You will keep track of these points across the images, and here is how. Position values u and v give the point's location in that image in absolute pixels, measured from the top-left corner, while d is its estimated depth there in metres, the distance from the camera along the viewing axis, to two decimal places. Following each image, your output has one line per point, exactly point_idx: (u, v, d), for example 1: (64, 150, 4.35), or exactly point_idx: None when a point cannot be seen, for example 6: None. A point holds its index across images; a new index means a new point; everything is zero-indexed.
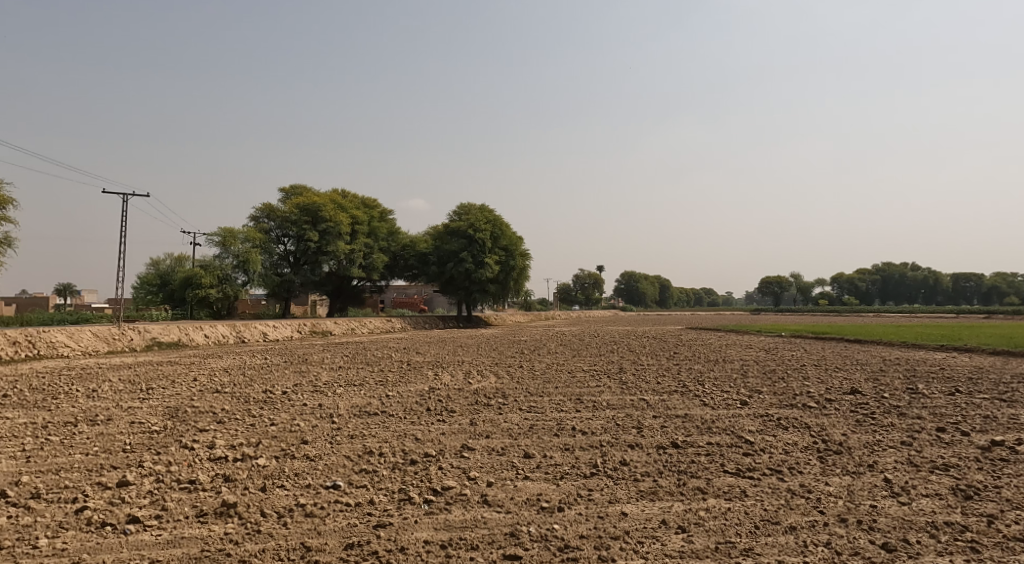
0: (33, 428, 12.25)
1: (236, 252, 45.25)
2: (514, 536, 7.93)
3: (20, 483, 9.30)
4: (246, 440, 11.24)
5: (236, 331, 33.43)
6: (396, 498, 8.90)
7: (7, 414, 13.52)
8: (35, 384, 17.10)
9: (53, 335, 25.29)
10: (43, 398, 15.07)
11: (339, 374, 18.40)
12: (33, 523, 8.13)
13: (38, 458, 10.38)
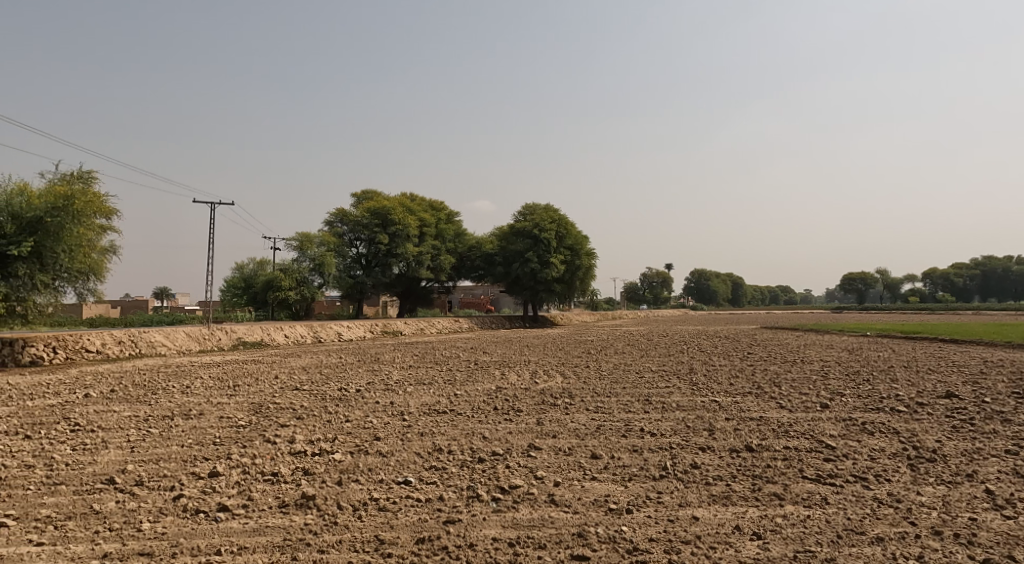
0: (134, 420, 12.76)
1: (313, 255, 46.54)
2: (583, 537, 7.70)
3: (124, 471, 9.65)
4: (324, 436, 11.37)
5: (313, 331, 34.17)
6: (465, 495, 8.80)
7: (112, 406, 14.17)
8: (135, 380, 17.91)
9: (151, 334, 26.47)
10: (143, 393, 15.73)
11: (411, 373, 18.52)
12: (137, 508, 8.40)
13: (140, 448, 10.77)
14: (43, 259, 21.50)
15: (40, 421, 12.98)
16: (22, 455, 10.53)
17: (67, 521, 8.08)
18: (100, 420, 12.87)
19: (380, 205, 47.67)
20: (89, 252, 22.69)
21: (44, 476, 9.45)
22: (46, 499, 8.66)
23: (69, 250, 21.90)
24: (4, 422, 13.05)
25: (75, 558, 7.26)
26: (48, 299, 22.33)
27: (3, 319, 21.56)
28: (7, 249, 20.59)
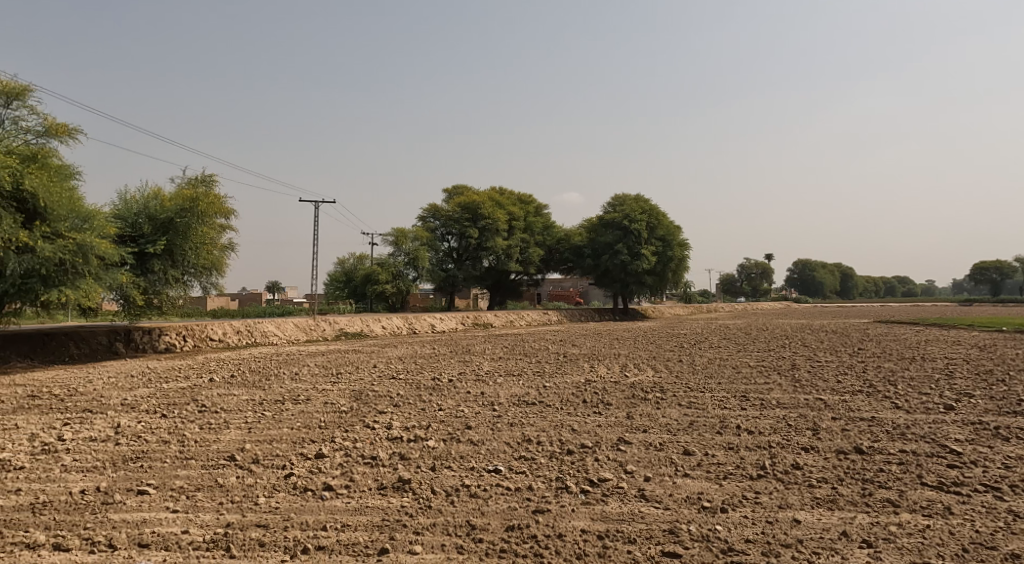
0: (251, 403, 13.24)
1: (408, 250, 47.50)
2: (674, 534, 7.26)
3: (244, 449, 9.98)
4: (418, 423, 11.35)
5: (409, 323, 34.67)
6: (554, 485, 8.49)
7: (231, 390, 14.81)
8: (250, 367, 18.68)
9: (264, 325, 27.67)
10: (258, 378, 16.37)
11: (501, 364, 18.41)
12: (254, 484, 8.65)
13: (256, 429, 11.14)
14: (174, 257, 22.76)
15: (172, 401, 13.74)
16: (159, 431, 11.17)
17: (197, 491, 8.44)
18: (223, 402, 13.45)
19: (471, 198, 48.04)
20: (213, 250, 23.77)
21: (177, 451, 9.96)
22: (179, 471, 9.10)
23: (195, 248, 23.02)
24: (142, 402, 13.91)
25: (204, 525, 7.54)
26: (180, 293, 23.38)
27: (140, 313, 22.71)
28: (144, 248, 22.00)
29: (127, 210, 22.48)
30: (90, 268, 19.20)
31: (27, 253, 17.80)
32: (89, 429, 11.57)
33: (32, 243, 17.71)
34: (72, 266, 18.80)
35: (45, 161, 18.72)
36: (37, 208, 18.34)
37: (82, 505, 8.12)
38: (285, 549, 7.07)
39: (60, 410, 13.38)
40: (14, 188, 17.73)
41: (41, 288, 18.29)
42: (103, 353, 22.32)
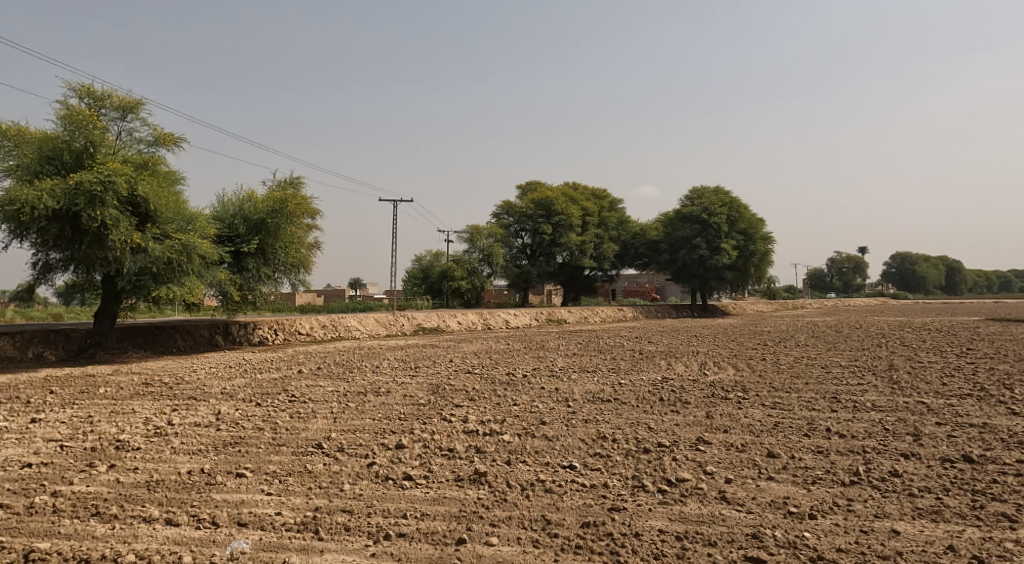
0: (336, 394, 13.30)
1: (482, 247, 47.55)
2: (758, 539, 6.68)
3: (331, 438, 9.98)
4: (493, 417, 11.05)
5: (483, 319, 34.55)
6: (630, 484, 7.99)
7: (316, 381, 14.99)
8: (335, 359, 18.90)
9: (347, 319, 28.11)
10: (342, 370, 16.54)
11: (576, 360, 17.97)
12: (340, 471, 8.57)
13: (341, 419, 11.14)
14: (266, 254, 23.35)
15: (265, 391, 14.00)
16: (255, 419, 11.38)
17: (288, 476, 8.48)
18: (311, 392, 13.59)
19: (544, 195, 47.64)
20: (301, 248, 24.24)
21: (271, 438, 10.09)
22: (272, 457, 9.21)
23: (285, 247, 23.52)
24: (239, 390, 14.28)
25: (295, 508, 7.52)
26: (271, 289, 23.95)
27: (237, 308, 23.22)
28: (240, 248, 22.69)
29: (225, 212, 23.35)
30: (193, 266, 19.87)
31: (140, 253, 18.72)
32: (194, 415, 11.92)
33: (145, 244, 18.56)
34: (178, 265, 19.51)
35: (155, 168, 19.46)
36: (149, 211, 19.05)
37: (189, 485, 8.33)
38: (368, 534, 6.91)
39: (170, 396, 13.92)
40: (129, 195, 18.41)
41: (154, 284, 19.19)
42: (206, 344, 23.20)
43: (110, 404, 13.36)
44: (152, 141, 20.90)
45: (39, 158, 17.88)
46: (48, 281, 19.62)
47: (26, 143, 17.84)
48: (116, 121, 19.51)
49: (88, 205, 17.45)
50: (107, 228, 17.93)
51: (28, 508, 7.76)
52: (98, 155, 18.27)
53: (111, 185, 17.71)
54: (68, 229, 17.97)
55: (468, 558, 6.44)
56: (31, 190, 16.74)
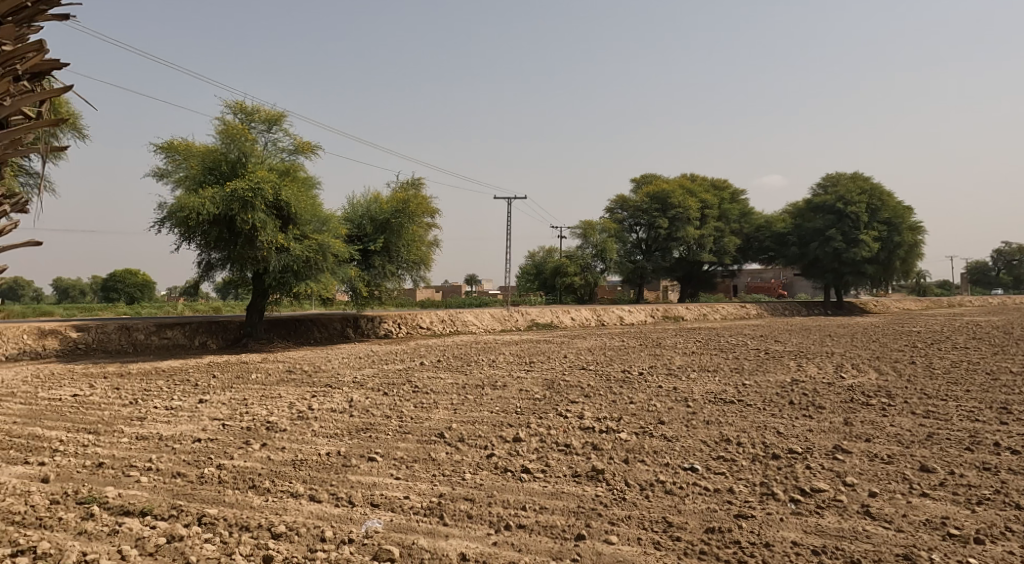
0: (455, 387, 13.51)
1: (595, 242, 47.09)
2: (910, 560, 6.13)
3: (452, 428, 10.14)
4: (610, 414, 10.81)
5: (597, 315, 34.01)
6: (758, 491, 7.55)
7: (436, 374, 15.32)
8: (452, 353, 19.21)
9: (465, 314, 28.60)
10: (460, 364, 16.82)
11: (695, 359, 17.34)
12: (461, 460, 8.67)
13: (461, 410, 11.29)
14: (391, 253, 24.14)
15: (390, 381, 14.46)
16: (382, 407, 11.75)
17: (414, 462, 8.67)
18: (431, 384, 13.90)
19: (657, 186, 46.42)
20: (422, 246, 24.84)
21: (397, 426, 10.39)
22: (399, 443, 9.47)
23: (406, 245, 24.22)
24: (367, 380, 14.87)
25: (421, 493, 7.66)
26: (396, 286, 24.57)
27: (365, 303, 24.17)
28: (366, 246, 23.67)
29: (354, 214, 24.37)
30: (327, 264, 20.88)
31: (283, 252, 19.79)
32: (330, 401, 12.49)
33: (287, 244, 19.68)
34: (315, 264, 20.55)
35: (296, 174, 20.68)
36: (290, 214, 20.15)
37: (328, 465, 8.70)
38: (490, 523, 6.89)
39: (308, 383, 14.67)
40: (274, 200, 19.66)
41: (295, 281, 20.21)
42: (338, 336, 24.42)
43: (260, 389, 14.26)
44: (291, 150, 22.10)
45: (202, 169, 19.41)
46: (210, 278, 21.20)
47: (191, 156, 19.36)
48: (263, 133, 20.76)
49: (241, 209, 18.86)
50: (256, 230, 19.27)
51: (199, 477, 8.39)
52: (250, 165, 19.78)
53: (260, 191, 19.02)
54: (225, 232, 19.53)
55: (587, 555, 6.28)
56: (197, 198, 18.36)
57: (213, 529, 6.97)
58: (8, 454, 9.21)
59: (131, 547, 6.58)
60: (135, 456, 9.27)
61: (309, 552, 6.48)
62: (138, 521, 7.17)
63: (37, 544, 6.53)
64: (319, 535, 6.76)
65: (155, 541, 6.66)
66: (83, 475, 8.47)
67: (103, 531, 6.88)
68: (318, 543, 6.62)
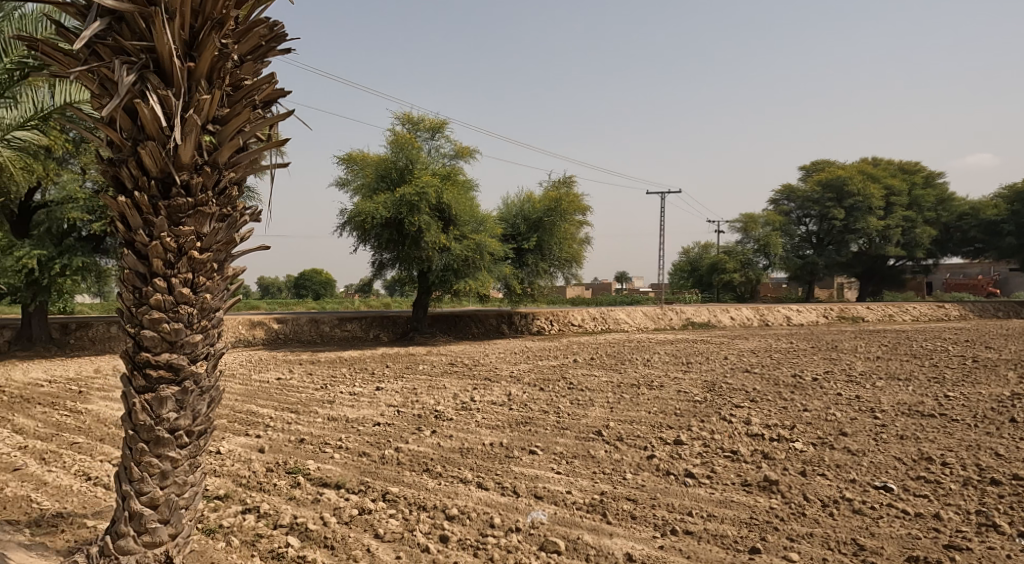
0: (610, 385, 13.71)
1: (758, 236, 45.02)
2: None
3: (610, 426, 10.36)
4: (780, 422, 10.51)
5: (760, 315, 32.61)
6: (973, 520, 7.03)
7: (593, 371, 15.55)
8: (605, 351, 19.36)
9: (616, 312, 28.63)
10: (614, 362, 16.99)
11: (878, 365, 16.21)
12: (621, 459, 8.88)
13: (618, 409, 11.49)
14: (544, 251, 24.65)
15: (545, 377, 14.90)
16: (540, 402, 12.20)
17: (574, 458, 9.00)
18: (586, 381, 14.19)
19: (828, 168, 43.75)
20: (574, 243, 25.15)
21: (556, 421, 10.78)
22: (558, 438, 9.86)
23: (559, 243, 24.60)
24: (524, 375, 15.42)
25: (583, 490, 7.96)
26: (548, 283, 25.17)
27: (519, 300, 24.92)
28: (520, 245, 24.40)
29: (508, 213, 25.28)
30: (484, 262, 21.61)
31: (445, 252, 20.90)
32: (490, 394, 13.14)
33: (448, 244, 20.72)
34: (473, 262, 21.41)
35: (455, 177, 21.65)
36: (451, 215, 21.19)
37: (493, 455, 9.24)
38: (655, 526, 7.06)
39: (468, 376, 15.45)
40: (437, 203, 20.81)
41: (454, 279, 21.25)
42: (494, 332, 25.37)
43: (427, 379, 15.24)
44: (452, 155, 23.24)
45: (376, 176, 21.03)
46: (381, 276, 22.75)
47: (366, 165, 21.05)
48: (427, 141, 22.03)
49: (408, 213, 20.21)
50: (421, 232, 20.48)
51: (380, 457, 9.25)
52: (417, 171, 20.92)
53: (425, 195, 20.23)
54: (395, 234, 20.85)
55: None
56: (371, 204, 20.05)
57: (396, 506, 7.67)
58: (229, 427, 10.63)
59: (330, 515, 7.39)
60: (328, 435, 10.36)
61: (480, 535, 7.00)
62: (334, 492, 8.05)
63: (258, 504, 7.56)
64: (489, 521, 7.25)
65: (349, 512, 7.43)
66: (289, 448, 9.61)
67: (307, 498, 7.83)
68: (488, 528, 7.10)
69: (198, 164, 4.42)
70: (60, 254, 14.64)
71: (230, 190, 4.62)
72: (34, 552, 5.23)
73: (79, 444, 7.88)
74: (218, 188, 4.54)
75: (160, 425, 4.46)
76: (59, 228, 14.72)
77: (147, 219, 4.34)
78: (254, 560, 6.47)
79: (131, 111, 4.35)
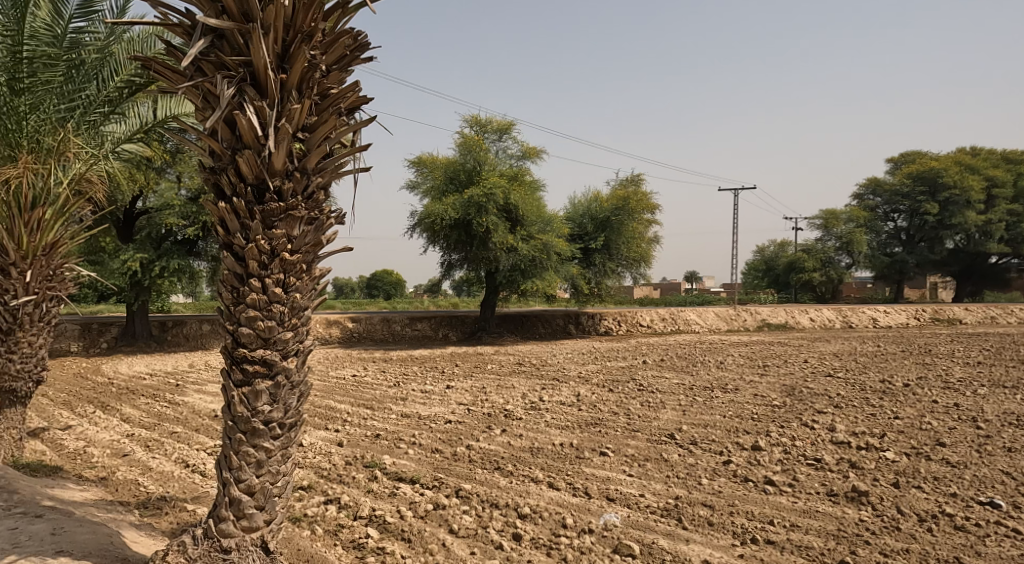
0: (682, 387, 13.56)
1: (840, 233, 43.34)
2: None
3: (683, 430, 10.28)
4: (869, 430, 10.15)
5: (843, 316, 31.46)
6: None
7: (665, 373, 15.39)
8: (676, 353, 19.10)
9: (687, 313, 28.18)
10: (686, 364, 16.77)
11: (979, 372, 15.36)
12: (696, 464, 8.81)
13: (691, 412, 11.37)
14: (611, 250, 24.48)
15: (615, 379, 14.85)
16: (610, 404, 12.18)
17: (646, 461, 8.97)
18: (657, 383, 14.09)
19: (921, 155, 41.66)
20: (642, 242, 24.87)
21: (626, 423, 10.76)
22: (630, 441, 9.84)
23: (627, 242, 24.40)
24: (593, 376, 15.40)
25: (657, 493, 7.94)
26: (616, 283, 25.00)
27: (586, 300, 24.86)
28: (588, 244, 24.35)
29: (575, 213, 25.30)
30: (552, 262, 21.59)
31: (513, 252, 21.05)
32: (559, 394, 13.20)
33: (515, 244, 20.85)
34: (541, 262, 21.47)
35: (523, 178, 21.80)
36: (518, 216, 21.32)
37: (563, 455, 9.31)
38: (734, 534, 6.99)
39: (536, 376, 15.55)
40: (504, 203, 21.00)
41: (522, 279, 21.36)
42: (561, 332, 25.38)
43: (495, 378, 15.43)
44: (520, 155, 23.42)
45: (445, 179, 21.38)
46: (449, 276, 23.06)
47: (436, 168, 21.49)
48: (494, 142, 22.25)
49: (477, 214, 20.47)
50: (489, 232, 20.69)
51: (453, 454, 9.46)
52: (484, 172, 21.19)
53: (493, 196, 20.46)
54: (464, 235, 21.08)
55: None
56: (440, 205, 20.45)
57: (469, 502, 7.83)
58: (310, 421, 11.07)
59: (406, 509, 7.61)
60: (402, 431, 10.64)
61: (553, 535, 7.08)
62: (409, 487, 8.28)
63: (338, 496, 7.86)
64: (561, 521, 7.32)
65: (424, 507, 7.63)
66: (366, 443, 9.93)
67: (384, 491, 8.10)
68: (560, 528, 7.18)
69: (289, 170, 4.67)
70: (159, 257, 15.51)
71: (317, 194, 4.85)
72: (142, 531, 5.66)
73: (178, 433, 8.40)
74: (307, 193, 4.78)
75: (255, 417, 4.73)
76: (157, 233, 15.64)
77: (244, 223, 4.62)
78: (337, 550, 6.75)
79: (230, 122, 4.63)
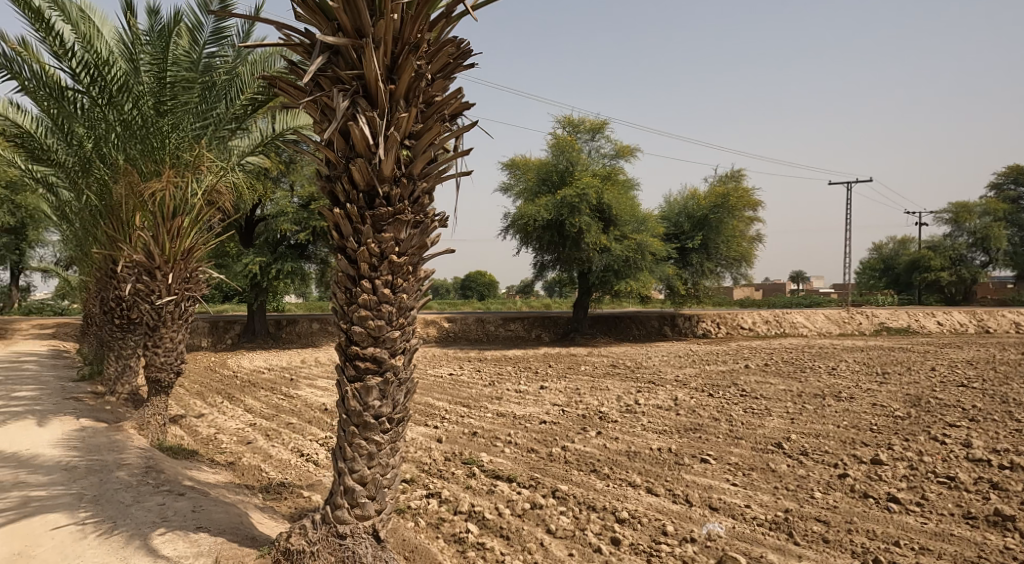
0: (789, 394, 13.14)
1: (971, 228, 40.79)
2: None
3: (791, 439, 9.98)
4: (1012, 446, 9.44)
5: (976, 319, 29.25)
6: None
7: (770, 379, 14.93)
8: (783, 358, 18.46)
9: (793, 315, 27.17)
10: (796, 370, 16.17)
11: None
12: (807, 476, 8.54)
13: (799, 421, 11.01)
14: (709, 250, 23.96)
15: (715, 383, 14.55)
16: (710, 409, 11.97)
17: (751, 471, 8.79)
18: (761, 389, 13.71)
19: None
20: (743, 242, 24.16)
21: (728, 430, 10.54)
22: (733, 448, 9.66)
23: (726, 240, 23.76)
24: (692, 380, 15.14)
25: (764, 505, 7.78)
26: (714, 283, 24.46)
27: (682, 302, 24.43)
28: (684, 244, 23.91)
29: (671, 212, 24.90)
30: (646, 262, 21.32)
31: (605, 253, 20.95)
32: (656, 398, 13.07)
33: (609, 245, 20.74)
34: (635, 262, 21.25)
35: (615, 177, 21.67)
36: (611, 216, 21.20)
37: (662, 461, 9.25)
38: (853, 554, 6.77)
39: (634, 379, 15.43)
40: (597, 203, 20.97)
41: (615, 280, 21.22)
42: (656, 334, 25.07)
43: (589, 380, 15.44)
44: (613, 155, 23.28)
45: (537, 180, 21.60)
46: (541, 277, 23.17)
47: (528, 169, 21.75)
48: (587, 142, 22.22)
49: (570, 214, 20.52)
50: (582, 232, 20.68)
51: (548, 454, 9.59)
52: (576, 173, 21.20)
53: (586, 196, 20.46)
54: (556, 236, 21.13)
55: None
56: (534, 207, 20.68)
57: (566, 503, 7.92)
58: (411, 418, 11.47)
59: (505, 506, 7.79)
60: (499, 430, 10.86)
61: (653, 541, 7.08)
62: (507, 485, 8.46)
63: (438, 490, 8.15)
64: (661, 528, 7.30)
65: (522, 506, 7.78)
66: (464, 440, 10.21)
67: (482, 488, 8.32)
68: (661, 535, 7.16)
69: (398, 177, 4.92)
70: (275, 260, 16.42)
71: (422, 199, 5.08)
72: (266, 514, 6.09)
73: (293, 424, 8.92)
74: (413, 198, 5.01)
75: (367, 411, 5.01)
76: (274, 238, 16.62)
77: (356, 228, 4.90)
78: (438, 542, 7.00)
79: (345, 133, 4.92)
